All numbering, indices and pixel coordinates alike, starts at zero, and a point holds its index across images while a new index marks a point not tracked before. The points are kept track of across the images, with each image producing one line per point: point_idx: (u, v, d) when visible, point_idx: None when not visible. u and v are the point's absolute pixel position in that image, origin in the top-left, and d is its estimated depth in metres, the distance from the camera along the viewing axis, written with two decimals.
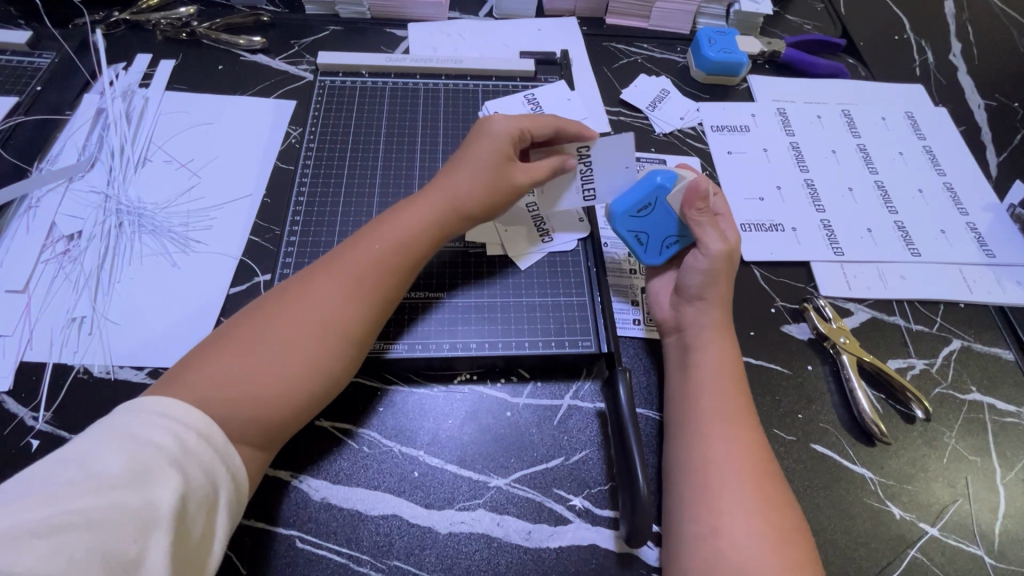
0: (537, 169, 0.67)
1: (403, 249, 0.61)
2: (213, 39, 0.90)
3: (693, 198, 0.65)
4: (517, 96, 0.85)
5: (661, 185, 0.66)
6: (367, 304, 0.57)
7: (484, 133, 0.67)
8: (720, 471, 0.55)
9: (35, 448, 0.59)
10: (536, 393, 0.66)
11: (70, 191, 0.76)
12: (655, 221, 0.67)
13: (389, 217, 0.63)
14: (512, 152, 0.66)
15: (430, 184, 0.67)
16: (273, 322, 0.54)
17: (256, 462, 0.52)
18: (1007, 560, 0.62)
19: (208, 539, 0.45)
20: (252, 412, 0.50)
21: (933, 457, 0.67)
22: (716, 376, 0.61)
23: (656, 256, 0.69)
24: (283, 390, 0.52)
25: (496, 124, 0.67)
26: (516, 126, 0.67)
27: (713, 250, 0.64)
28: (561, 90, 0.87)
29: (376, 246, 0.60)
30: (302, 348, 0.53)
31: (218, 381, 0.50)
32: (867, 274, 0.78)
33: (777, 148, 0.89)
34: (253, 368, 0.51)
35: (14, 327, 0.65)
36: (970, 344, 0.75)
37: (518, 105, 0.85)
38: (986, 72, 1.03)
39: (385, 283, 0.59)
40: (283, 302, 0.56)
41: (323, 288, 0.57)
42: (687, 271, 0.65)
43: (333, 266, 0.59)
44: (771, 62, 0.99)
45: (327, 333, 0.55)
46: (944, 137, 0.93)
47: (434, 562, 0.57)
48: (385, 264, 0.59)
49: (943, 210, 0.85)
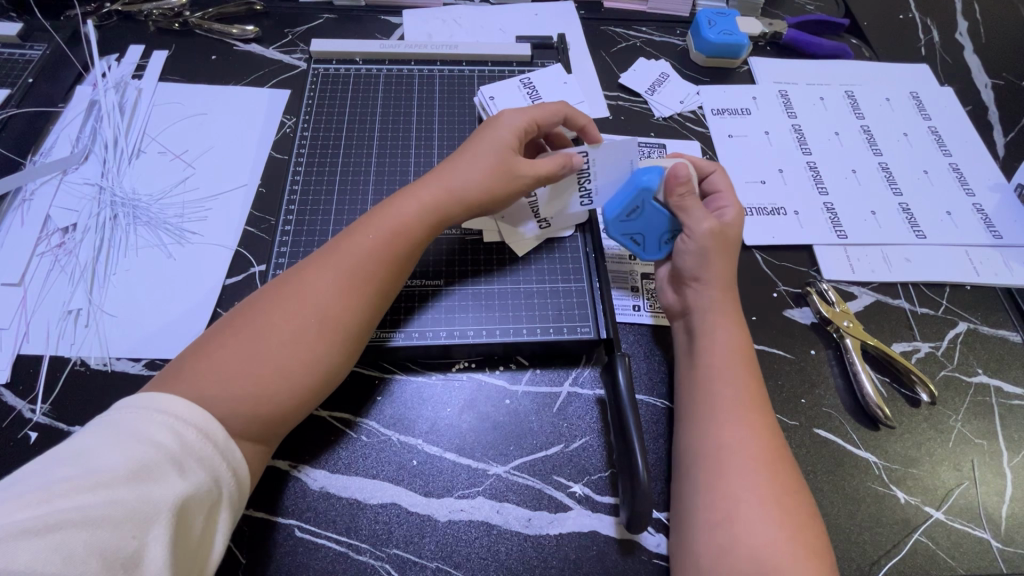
0: (541, 168, 0.66)
1: (404, 240, 0.60)
2: (206, 29, 0.89)
3: (674, 183, 0.64)
4: (513, 82, 0.83)
5: (647, 188, 0.64)
6: (364, 295, 0.57)
7: (493, 127, 0.67)
8: (731, 458, 0.54)
9: (34, 440, 0.59)
10: (535, 379, 0.66)
11: (64, 184, 0.75)
12: (648, 222, 0.66)
13: (388, 205, 0.62)
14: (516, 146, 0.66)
15: (433, 171, 0.66)
16: (275, 314, 0.54)
17: (258, 456, 0.52)
18: (1014, 544, 0.61)
19: (208, 534, 0.45)
20: (256, 409, 0.50)
21: (938, 441, 0.66)
22: (726, 361, 0.60)
23: (655, 252, 0.68)
24: (288, 386, 0.52)
25: (506, 123, 0.67)
26: (522, 122, 0.67)
27: (699, 231, 0.63)
28: (557, 74, 0.84)
29: (370, 236, 0.59)
30: (304, 343, 0.53)
31: (221, 377, 0.49)
32: (872, 257, 0.77)
33: (779, 131, 0.87)
34: (255, 362, 0.51)
35: (10, 320, 0.65)
36: (976, 327, 0.73)
37: (515, 92, 0.82)
38: (992, 50, 1.01)
39: (386, 275, 0.59)
40: (283, 294, 0.55)
41: (324, 279, 0.56)
42: (680, 255, 0.65)
43: (333, 257, 0.58)
44: (771, 43, 0.98)
45: (325, 325, 0.54)
46: (949, 117, 0.91)
47: (434, 549, 0.57)
48: (386, 254, 0.59)
49: (948, 191, 0.83)
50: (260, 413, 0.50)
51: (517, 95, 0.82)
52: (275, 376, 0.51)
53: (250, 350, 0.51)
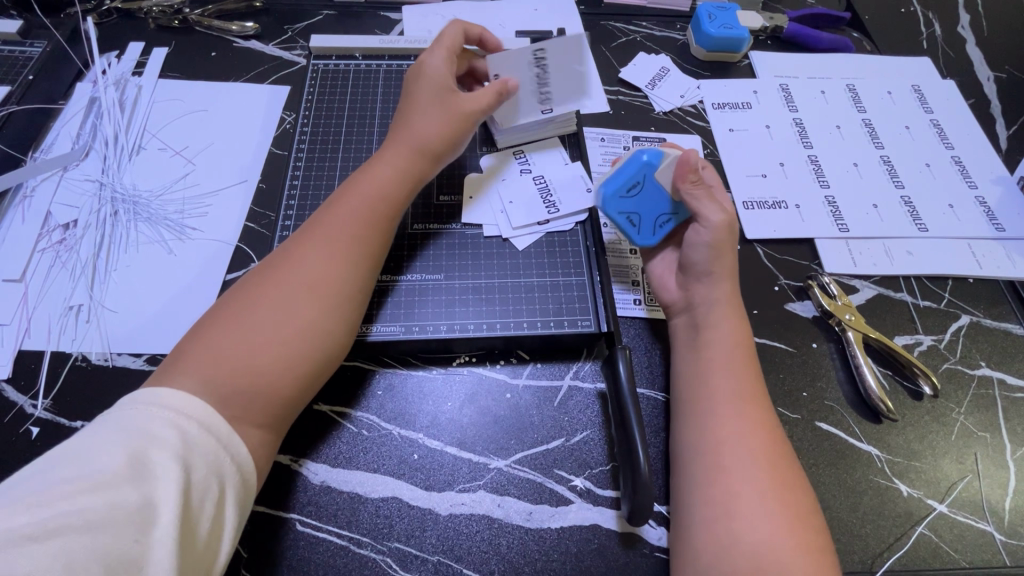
0: (484, 94, 0.67)
1: (384, 204, 0.62)
2: (206, 26, 0.89)
3: (684, 170, 0.64)
4: (525, 53, 0.71)
5: (649, 163, 0.66)
6: (350, 260, 0.58)
7: (421, 73, 0.69)
8: (733, 452, 0.54)
9: (36, 435, 0.59)
10: (535, 373, 0.66)
11: (65, 180, 0.75)
12: (646, 200, 0.67)
13: (360, 177, 0.64)
14: (450, 83, 0.68)
15: (392, 136, 0.67)
16: (263, 290, 0.54)
17: (268, 442, 0.51)
18: (1018, 537, 0.61)
19: (214, 535, 0.44)
20: (258, 385, 0.50)
21: (941, 434, 0.65)
22: (729, 356, 0.60)
23: (649, 237, 0.68)
24: (287, 351, 0.52)
25: (432, 65, 0.69)
26: (445, 59, 0.69)
27: (715, 221, 0.63)
28: (575, 49, 0.71)
29: (351, 206, 0.61)
30: (295, 309, 0.54)
31: (221, 355, 0.50)
32: (874, 250, 0.77)
33: (779, 125, 0.87)
34: (250, 337, 0.51)
35: (12, 316, 0.65)
36: (979, 320, 0.73)
37: (523, 72, 0.72)
38: (995, 43, 1.01)
39: (372, 237, 0.60)
40: (268, 272, 0.56)
41: (308, 251, 0.57)
42: (692, 246, 0.64)
43: (314, 231, 0.59)
44: (773, 37, 0.97)
45: (315, 292, 0.55)
46: (952, 111, 0.91)
47: (434, 543, 0.56)
48: (368, 220, 0.60)
49: (950, 184, 0.83)
50: (263, 385, 0.50)
51: (525, 76, 0.72)
52: (275, 346, 0.52)
53: (242, 327, 0.52)
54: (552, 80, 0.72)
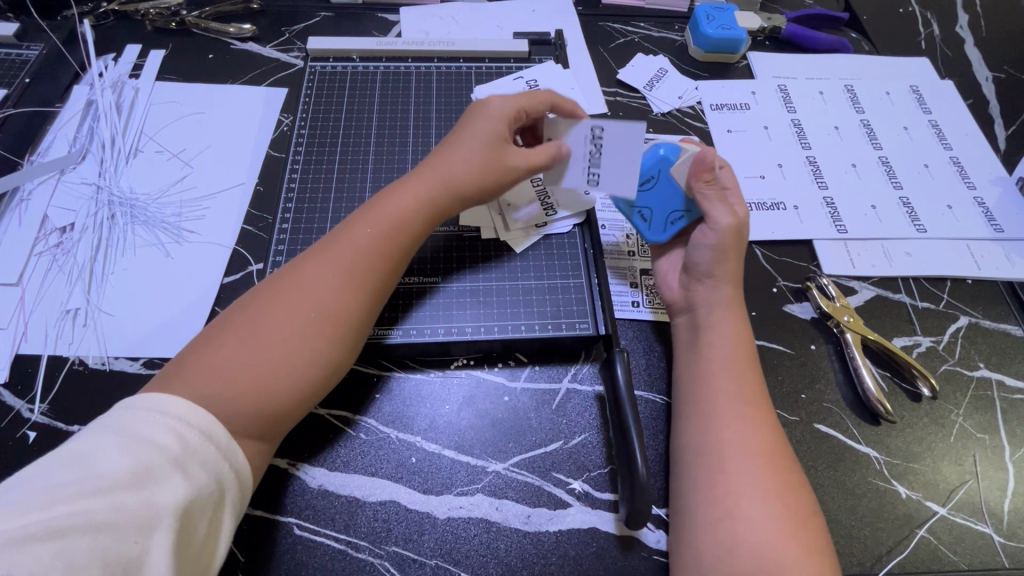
0: (533, 155, 0.65)
1: (403, 234, 0.61)
2: (203, 28, 0.89)
3: (698, 170, 0.63)
4: (584, 128, 0.65)
5: (664, 158, 0.65)
6: (363, 293, 0.57)
7: (482, 113, 0.66)
8: (734, 454, 0.53)
9: (33, 439, 0.59)
10: (533, 376, 0.66)
11: (62, 183, 0.75)
12: (659, 196, 0.66)
13: (381, 200, 0.63)
14: (505, 133, 0.65)
15: (425, 162, 0.66)
16: (275, 311, 0.54)
17: (262, 450, 0.51)
18: (1017, 538, 0.60)
19: (211, 539, 0.44)
20: (256, 407, 0.50)
21: (940, 436, 0.65)
22: (729, 358, 0.59)
23: (660, 233, 0.68)
24: (289, 379, 0.52)
25: (496, 106, 0.66)
26: (512, 106, 0.66)
27: (722, 224, 0.62)
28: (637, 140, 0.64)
29: (369, 233, 0.59)
30: (305, 339, 0.53)
31: (222, 374, 0.49)
32: (872, 252, 0.77)
33: (778, 126, 0.87)
34: (255, 361, 0.51)
35: (9, 320, 0.65)
36: (978, 321, 0.73)
37: (577, 146, 0.66)
38: (993, 43, 1.00)
39: (384, 271, 0.59)
40: (279, 289, 0.55)
41: (324, 277, 0.56)
42: (697, 246, 0.64)
43: (327, 251, 0.58)
44: (771, 38, 0.97)
45: (325, 322, 0.54)
46: (950, 112, 0.90)
47: (433, 547, 0.56)
48: (384, 251, 0.59)
49: (949, 185, 0.83)
50: (259, 406, 0.50)
51: (577, 151, 0.66)
52: (274, 368, 0.51)
53: (248, 348, 0.51)
54: (602, 163, 0.66)
